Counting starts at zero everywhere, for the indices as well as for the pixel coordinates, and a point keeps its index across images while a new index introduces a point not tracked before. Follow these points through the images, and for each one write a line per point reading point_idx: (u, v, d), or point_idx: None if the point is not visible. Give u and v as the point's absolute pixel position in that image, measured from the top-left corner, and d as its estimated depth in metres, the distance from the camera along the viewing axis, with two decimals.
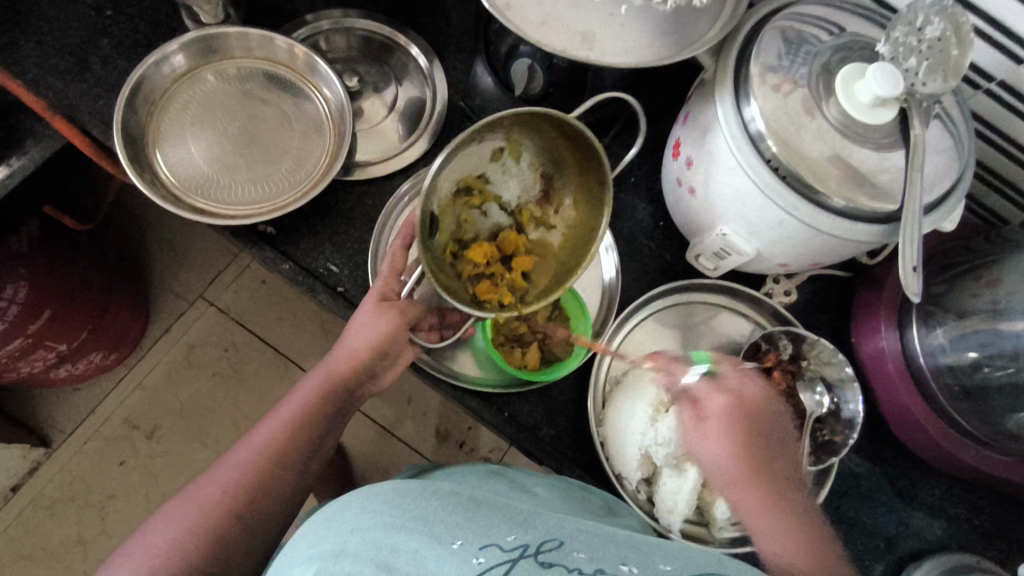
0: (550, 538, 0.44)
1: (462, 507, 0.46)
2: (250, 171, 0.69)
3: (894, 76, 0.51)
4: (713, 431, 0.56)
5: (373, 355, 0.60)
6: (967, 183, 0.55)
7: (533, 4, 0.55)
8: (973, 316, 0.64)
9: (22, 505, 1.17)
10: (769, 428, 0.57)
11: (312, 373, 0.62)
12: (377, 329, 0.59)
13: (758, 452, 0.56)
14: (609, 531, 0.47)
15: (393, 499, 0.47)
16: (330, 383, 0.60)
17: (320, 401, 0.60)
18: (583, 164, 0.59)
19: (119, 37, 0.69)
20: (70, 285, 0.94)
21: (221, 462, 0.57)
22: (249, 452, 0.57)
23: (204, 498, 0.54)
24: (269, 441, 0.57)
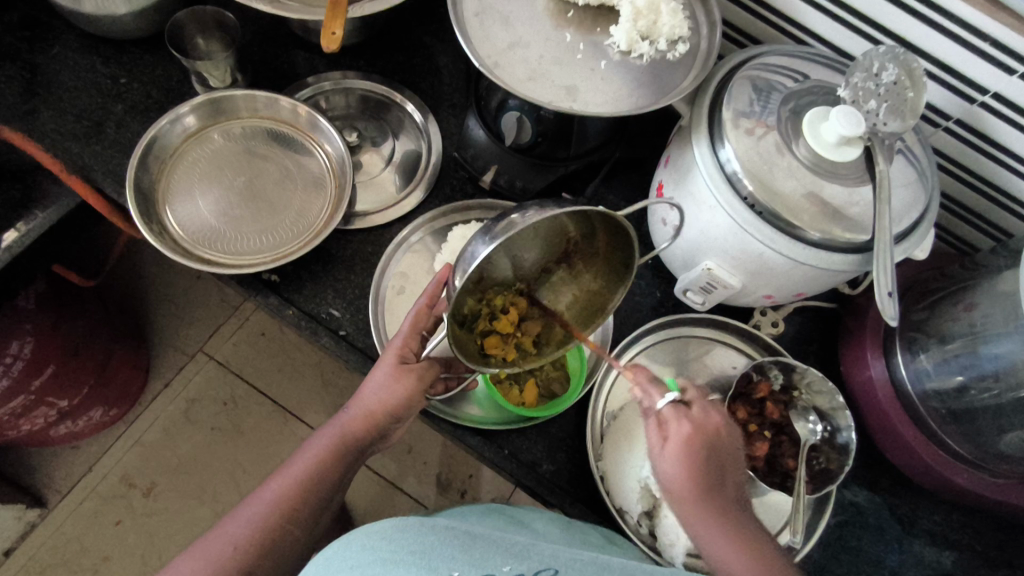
0: (545, 568, 0.46)
1: (459, 542, 0.48)
2: (255, 222, 0.72)
3: (854, 117, 0.55)
4: (673, 446, 0.51)
5: (389, 413, 0.61)
6: (933, 213, 0.59)
7: (519, 62, 0.59)
8: (954, 341, 0.66)
9: (15, 569, 1.15)
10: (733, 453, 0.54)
11: (328, 426, 0.63)
12: (394, 390, 0.60)
13: (715, 479, 0.52)
14: (603, 559, 0.49)
15: (392, 533, 0.49)
16: (346, 436, 0.61)
17: (334, 454, 0.60)
18: (613, 243, 0.56)
19: (132, 101, 0.74)
20: (72, 341, 0.96)
21: (236, 513, 0.58)
22: (261, 507, 0.57)
23: (220, 547, 0.55)
24: (283, 492, 0.58)
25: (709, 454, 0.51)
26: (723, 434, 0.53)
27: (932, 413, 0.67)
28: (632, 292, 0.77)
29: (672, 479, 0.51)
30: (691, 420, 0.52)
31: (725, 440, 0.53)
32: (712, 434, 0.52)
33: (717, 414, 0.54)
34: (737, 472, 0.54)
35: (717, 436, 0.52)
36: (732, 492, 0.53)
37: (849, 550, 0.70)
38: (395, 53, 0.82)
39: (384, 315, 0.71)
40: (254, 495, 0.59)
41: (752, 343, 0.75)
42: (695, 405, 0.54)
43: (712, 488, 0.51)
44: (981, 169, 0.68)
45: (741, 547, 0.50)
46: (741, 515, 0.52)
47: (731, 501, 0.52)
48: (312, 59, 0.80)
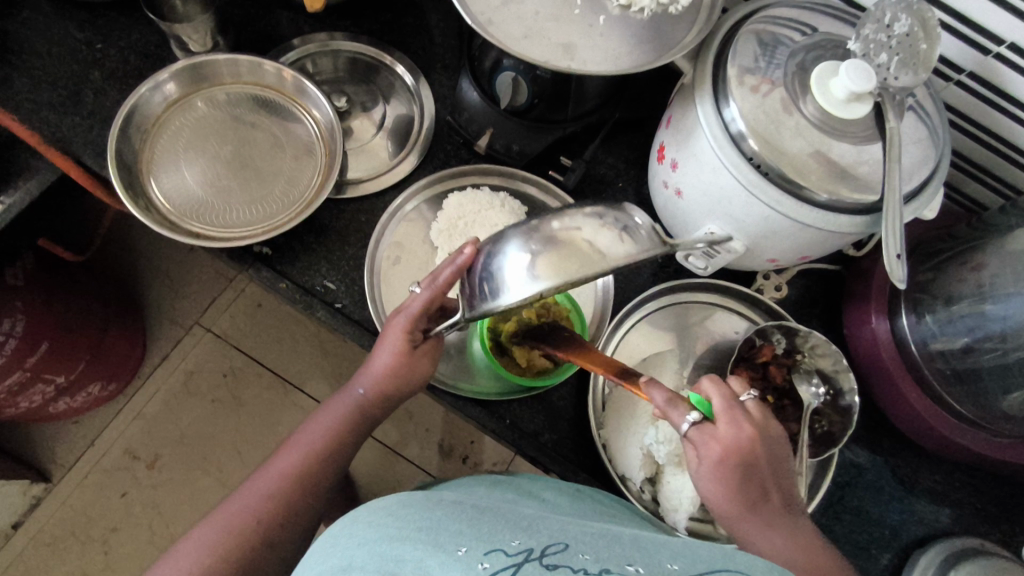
0: (553, 542, 0.45)
1: (465, 517, 0.48)
2: (244, 193, 0.70)
3: (865, 71, 0.52)
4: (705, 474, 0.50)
5: (401, 390, 0.61)
6: (944, 171, 0.57)
7: (514, 20, 0.56)
8: (961, 301, 0.65)
9: (25, 542, 1.17)
10: (770, 461, 0.51)
11: (336, 403, 0.62)
12: (405, 368, 0.60)
13: (752, 496, 0.50)
14: (613, 533, 0.48)
15: (396, 511, 0.49)
16: (359, 413, 0.62)
17: (346, 432, 0.61)
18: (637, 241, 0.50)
19: (110, 68, 0.71)
20: (66, 317, 0.95)
21: (247, 488, 0.57)
22: (276, 480, 0.57)
23: (227, 529, 0.54)
24: (293, 467, 0.58)
25: (748, 473, 0.50)
26: (754, 445, 0.50)
27: (937, 374, 0.67)
28: None
29: (718, 501, 0.51)
30: (720, 442, 0.50)
31: (760, 449, 0.50)
32: (744, 449, 0.50)
33: (747, 424, 0.51)
34: (780, 473, 0.53)
35: (752, 450, 0.50)
36: (776, 496, 0.52)
37: (850, 511, 0.71)
38: (383, 11, 0.78)
39: (381, 287, 0.69)
40: (255, 476, 0.59)
41: (754, 308, 0.74)
42: (716, 422, 0.51)
43: (754, 505, 0.51)
44: (993, 124, 0.65)
45: (797, 553, 0.49)
46: (788, 521, 0.51)
47: (773, 505, 0.51)
48: (297, 20, 0.77)
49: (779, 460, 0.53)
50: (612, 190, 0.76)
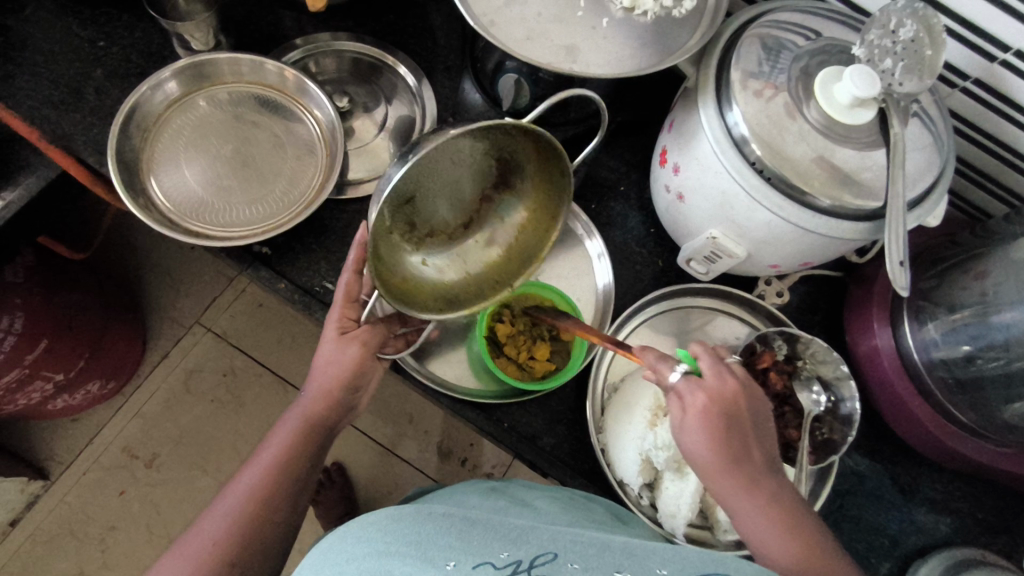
0: (543, 552, 0.45)
1: (455, 529, 0.48)
2: (244, 192, 0.70)
3: (870, 77, 0.52)
4: (690, 426, 0.49)
5: (345, 385, 0.60)
6: (948, 178, 0.56)
7: (517, 21, 0.56)
8: (963, 310, 0.65)
9: (21, 539, 1.16)
10: (752, 417, 0.51)
11: (291, 410, 0.61)
12: (341, 361, 0.59)
13: (738, 450, 0.50)
14: (604, 540, 0.48)
15: (386, 525, 0.48)
16: (312, 417, 0.60)
17: (302, 438, 0.60)
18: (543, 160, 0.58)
19: (111, 66, 0.71)
20: (66, 314, 0.95)
21: (210, 512, 0.57)
22: (236, 499, 0.56)
23: (199, 547, 0.53)
24: (253, 482, 0.57)
25: (731, 423, 0.50)
26: (739, 396, 0.50)
27: (939, 383, 0.66)
28: (633, 260, 0.75)
29: (699, 453, 0.50)
30: (705, 390, 0.49)
31: (740, 401, 0.50)
32: (727, 400, 0.50)
33: (731, 377, 0.51)
34: (761, 431, 0.52)
35: (734, 401, 0.50)
36: (757, 454, 0.51)
37: (850, 519, 0.70)
38: (387, 13, 0.78)
39: None
40: (226, 493, 0.58)
41: (755, 313, 0.73)
42: (703, 373, 0.51)
43: (740, 461, 0.50)
44: (999, 131, 0.65)
45: (773, 520, 0.49)
46: (766, 481, 0.50)
47: (755, 465, 0.50)
48: (300, 20, 0.77)
49: (759, 418, 0.53)
50: (613, 193, 0.75)
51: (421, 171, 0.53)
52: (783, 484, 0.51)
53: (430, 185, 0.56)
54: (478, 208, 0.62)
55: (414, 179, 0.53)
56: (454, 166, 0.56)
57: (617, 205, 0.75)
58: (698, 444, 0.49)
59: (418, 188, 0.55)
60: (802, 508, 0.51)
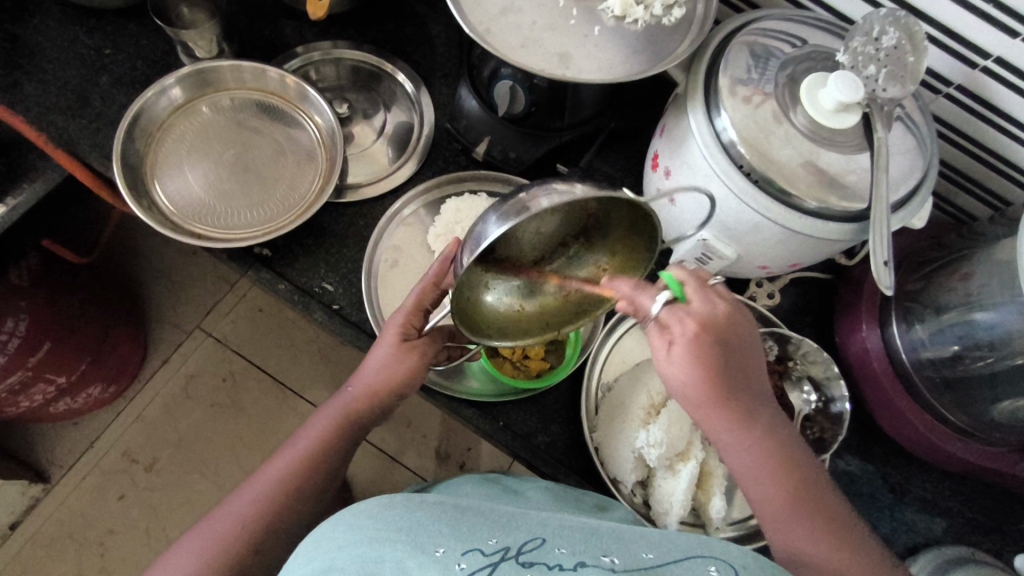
0: (532, 538, 0.46)
1: (446, 516, 0.48)
2: (246, 196, 0.71)
3: (853, 82, 0.53)
4: (677, 356, 0.51)
5: (394, 391, 0.62)
6: (931, 180, 0.58)
7: (511, 29, 0.58)
8: (951, 311, 0.66)
9: (21, 543, 1.17)
10: (740, 345, 0.52)
11: (329, 406, 0.63)
12: (396, 367, 0.61)
13: (726, 382, 0.51)
14: (593, 525, 0.49)
15: (377, 512, 0.49)
16: (350, 415, 0.62)
17: (337, 435, 0.61)
18: (635, 231, 0.54)
19: (117, 73, 0.72)
20: (69, 317, 0.96)
21: (235, 498, 0.58)
22: (261, 488, 0.58)
23: (220, 533, 0.55)
24: (280, 474, 0.59)
25: (721, 350, 0.51)
26: (727, 322, 0.51)
27: (927, 382, 0.67)
28: None
29: (683, 385, 0.51)
30: (694, 317, 0.51)
31: (717, 323, 0.51)
32: (720, 324, 0.51)
33: (722, 302, 0.52)
34: (740, 350, 0.53)
35: (726, 326, 0.51)
36: (738, 377, 0.52)
37: None
38: (386, 22, 0.80)
39: (378, 289, 0.70)
40: (250, 480, 0.60)
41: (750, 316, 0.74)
42: (688, 301, 0.52)
43: (720, 389, 0.51)
44: (982, 136, 0.66)
45: (763, 460, 0.52)
46: (747, 407, 0.52)
47: (742, 397, 0.52)
48: (301, 29, 0.78)
49: (749, 348, 0.54)
50: None
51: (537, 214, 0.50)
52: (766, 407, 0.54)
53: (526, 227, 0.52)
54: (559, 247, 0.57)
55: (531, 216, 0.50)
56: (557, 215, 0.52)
57: None
58: (681, 375, 0.51)
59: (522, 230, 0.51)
60: (786, 432, 0.53)
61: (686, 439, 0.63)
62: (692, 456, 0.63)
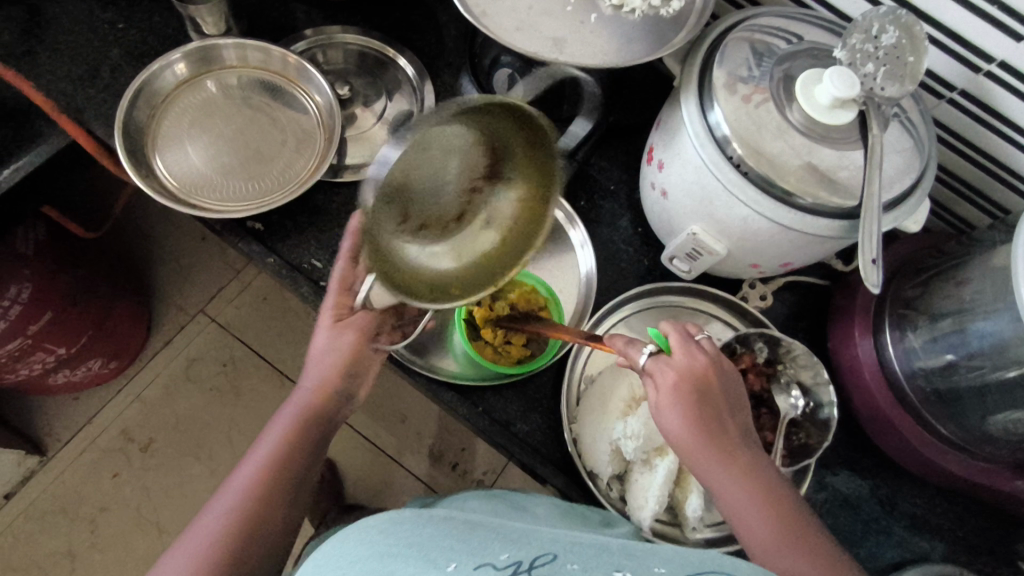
0: (544, 552, 0.45)
1: (456, 533, 0.48)
2: (243, 170, 0.72)
3: (849, 78, 0.53)
4: (665, 403, 0.52)
5: (345, 372, 0.62)
6: (927, 181, 0.57)
7: (508, 14, 0.58)
8: (944, 320, 0.65)
9: (14, 514, 1.18)
10: (723, 393, 0.53)
11: (286, 408, 0.61)
12: (340, 346, 0.61)
13: (712, 425, 0.52)
14: (604, 542, 0.47)
15: (388, 529, 0.49)
16: (309, 408, 0.61)
17: (302, 430, 0.60)
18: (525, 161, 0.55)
19: (129, 47, 0.74)
20: (72, 289, 0.98)
21: (206, 515, 0.55)
22: (236, 497, 0.55)
23: (199, 548, 0.52)
24: (253, 478, 0.56)
25: (704, 397, 0.52)
26: (710, 371, 0.53)
27: (918, 392, 0.66)
28: (618, 259, 0.76)
29: (675, 430, 0.52)
30: (675, 368, 0.52)
31: (715, 379, 0.53)
32: (699, 373, 0.53)
33: (703, 354, 0.54)
34: (735, 410, 0.54)
35: (706, 376, 0.53)
36: (734, 430, 0.53)
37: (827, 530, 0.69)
38: (394, 10, 0.81)
39: None
40: (221, 494, 0.56)
41: (745, 320, 0.73)
42: (671, 353, 0.53)
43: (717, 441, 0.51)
44: (984, 143, 0.65)
45: (756, 500, 0.50)
46: (745, 458, 0.52)
47: (730, 438, 0.52)
48: (310, 14, 0.80)
49: (733, 395, 0.55)
50: (603, 192, 0.77)
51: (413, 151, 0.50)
52: (768, 466, 0.53)
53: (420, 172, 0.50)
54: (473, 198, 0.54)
55: (410, 157, 0.50)
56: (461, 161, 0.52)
57: (606, 204, 0.77)
58: (677, 424, 0.52)
59: (410, 171, 0.50)
60: (790, 491, 0.52)
61: None
62: (670, 451, 0.62)
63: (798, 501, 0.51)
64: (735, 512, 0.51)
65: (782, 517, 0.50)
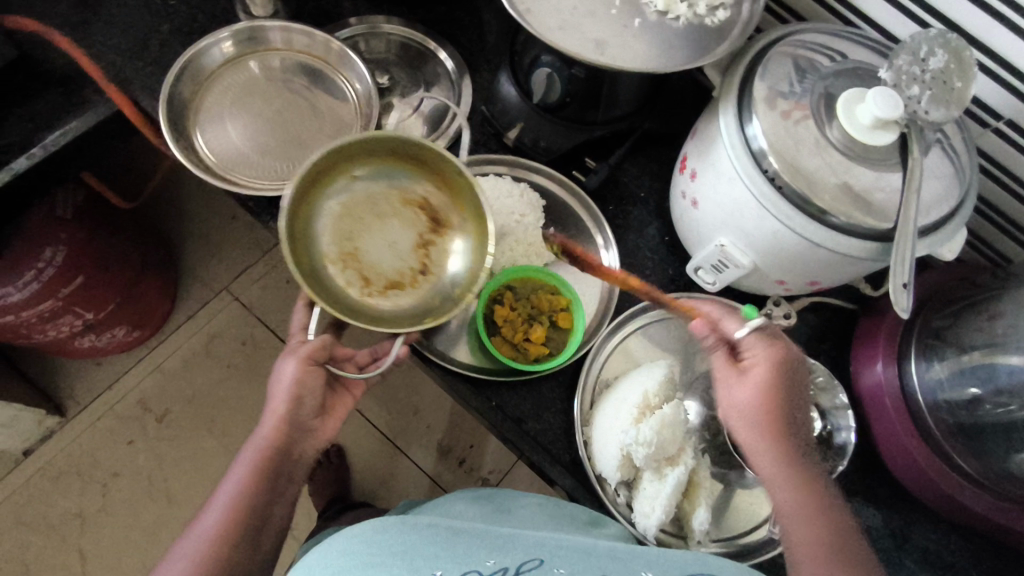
0: (530, 558, 0.49)
1: (441, 539, 0.51)
2: (279, 151, 0.73)
3: (893, 99, 0.52)
4: (749, 380, 0.56)
5: (299, 410, 0.59)
6: (966, 209, 0.56)
7: (552, 12, 0.59)
8: (972, 351, 0.63)
9: (31, 472, 1.21)
10: (796, 388, 0.57)
11: (244, 451, 0.59)
12: (295, 385, 0.59)
13: (781, 412, 0.56)
14: (591, 543, 0.51)
15: (370, 537, 0.52)
16: (265, 450, 0.58)
17: (261, 473, 0.57)
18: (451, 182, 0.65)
19: (179, 23, 0.76)
20: (106, 256, 1.00)
21: (176, 554, 0.55)
22: (203, 536, 0.55)
23: None
24: (218, 521, 0.56)
25: (784, 384, 0.56)
26: (784, 361, 0.56)
27: (940, 424, 0.64)
28: (643, 266, 0.76)
29: (742, 410, 0.56)
30: (768, 351, 0.56)
31: (789, 370, 0.56)
32: (784, 360, 0.56)
33: (782, 344, 0.57)
34: (799, 403, 0.58)
35: (787, 365, 0.56)
36: (796, 420, 0.57)
37: None
38: (439, 5, 0.82)
39: None
40: (190, 533, 0.56)
41: None
42: (771, 340, 0.57)
43: (786, 436, 0.56)
44: None
45: (798, 491, 0.55)
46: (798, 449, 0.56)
47: (792, 428, 0.56)
48: (356, 3, 0.81)
49: (800, 391, 0.58)
50: (633, 198, 0.77)
51: (342, 218, 0.65)
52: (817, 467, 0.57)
53: (371, 241, 0.66)
54: (425, 251, 0.67)
55: (339, 223, 0.65)
56: (406, 227, 0.67)
57: (635, 211, 0.77)
58: (749, 399, 0.56)
59: (353, 238, 0.65)
60: (831, 493, 0.56)
61: (678, 444, 0.62)
62: (680, 462, 0.61)
63: (839, 514, 0.55)
64: (776, 495, 0.55)
65: (818, 513, 0.54)
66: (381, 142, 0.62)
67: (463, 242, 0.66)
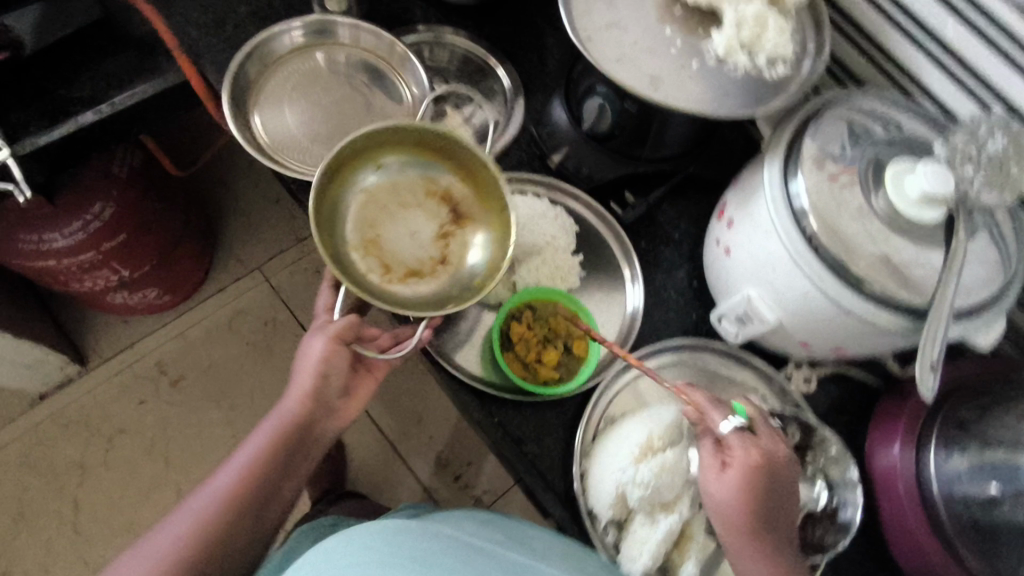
0: None
1: (458, 551, 0.51)
2: (329, 141, 0.76)
3: (943, 176, 0.51)
4: (733, 479, 0.54)
5: (324, 389, 0.60)
6: (1008, 299, 0.54)
7: (612, 44, 0.60)
8: (997, 447, 0.59)
9: (43, 415, 1.24)
10: (783, 485, 0.55)
11: (267, 420, 0.60)
12: (323, 364, 0.60)
13: (762, 512, 0.54)
14: None
15: (388, 535, 0.51)
16: (291, 424, 0.59)
17: (280, 444, 0.58)
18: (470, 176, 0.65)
19: (257, 8, 0.79)
20: (150, 219, 1.03)
21: (184, 512, 0.56)
22: (213, 495, 0.56)
23: (170, 547, 0.54)
24: (229, 483, 0.57)
25: (772, 481, 0.54)
26: (773, 456, 0.55)
27: (955, 520, 0.61)
28: (667, 307, 0.75)
29: (725, 507, 0.54)
30: (759, 449, 0.55)
31: (779, 466, 0.55)
32: (773, 459, 0.55)
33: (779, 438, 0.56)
34: (788, 500, 0.56)
35: (775, 461, 0.55)
36: (784, 521, 0.56)
37: None
38: (505, 24, 0.84)
39: None
40: (200, 492, 0.58)
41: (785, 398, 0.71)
42: (758, 436, 0.56)
43: (763, 541, 0.54)
44: None
45: None
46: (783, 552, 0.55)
47: (775, 528, 0.55)
48: (427, 12, 0.84)
49: (788, 491, 0.56)
50: (667, 239, 0.77)
51: (365, 206, 0.66)
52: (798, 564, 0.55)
53: (393, 230, 0.67)
54: (444, 242, 0.67)
55: (364, 211, 0.66)
56: (429, 219, 0.67)
57: (667, 251, 0.76)
58: (730, 497, 0.54)
59: (375, 225, 0.66)
60: None
61: (676, 491, 0.60)
62: (674, 509, 0.60)
63: None
64: None
65: None
66: (406, 131, 0.63)
67: (484, 237, 0.66)
